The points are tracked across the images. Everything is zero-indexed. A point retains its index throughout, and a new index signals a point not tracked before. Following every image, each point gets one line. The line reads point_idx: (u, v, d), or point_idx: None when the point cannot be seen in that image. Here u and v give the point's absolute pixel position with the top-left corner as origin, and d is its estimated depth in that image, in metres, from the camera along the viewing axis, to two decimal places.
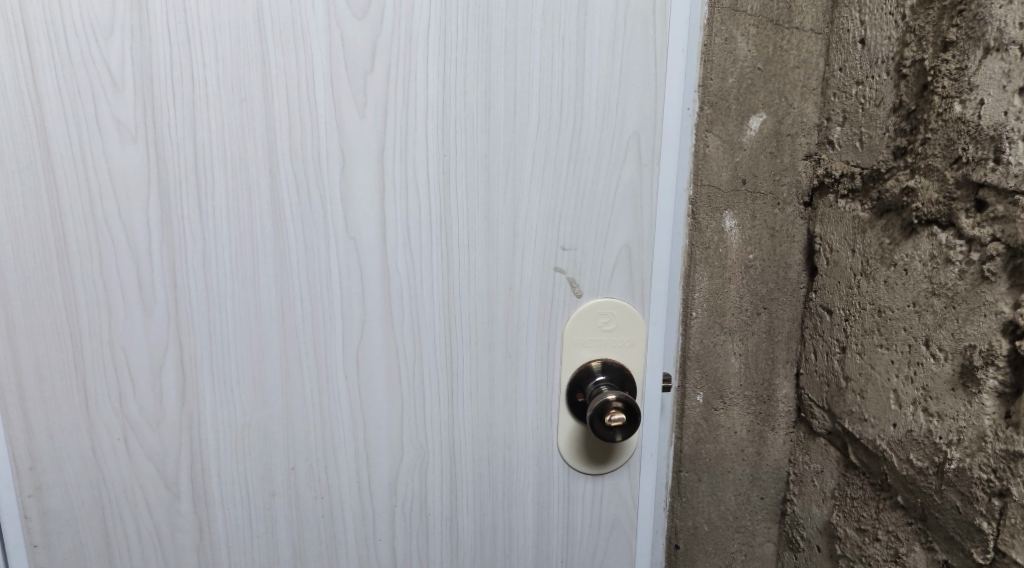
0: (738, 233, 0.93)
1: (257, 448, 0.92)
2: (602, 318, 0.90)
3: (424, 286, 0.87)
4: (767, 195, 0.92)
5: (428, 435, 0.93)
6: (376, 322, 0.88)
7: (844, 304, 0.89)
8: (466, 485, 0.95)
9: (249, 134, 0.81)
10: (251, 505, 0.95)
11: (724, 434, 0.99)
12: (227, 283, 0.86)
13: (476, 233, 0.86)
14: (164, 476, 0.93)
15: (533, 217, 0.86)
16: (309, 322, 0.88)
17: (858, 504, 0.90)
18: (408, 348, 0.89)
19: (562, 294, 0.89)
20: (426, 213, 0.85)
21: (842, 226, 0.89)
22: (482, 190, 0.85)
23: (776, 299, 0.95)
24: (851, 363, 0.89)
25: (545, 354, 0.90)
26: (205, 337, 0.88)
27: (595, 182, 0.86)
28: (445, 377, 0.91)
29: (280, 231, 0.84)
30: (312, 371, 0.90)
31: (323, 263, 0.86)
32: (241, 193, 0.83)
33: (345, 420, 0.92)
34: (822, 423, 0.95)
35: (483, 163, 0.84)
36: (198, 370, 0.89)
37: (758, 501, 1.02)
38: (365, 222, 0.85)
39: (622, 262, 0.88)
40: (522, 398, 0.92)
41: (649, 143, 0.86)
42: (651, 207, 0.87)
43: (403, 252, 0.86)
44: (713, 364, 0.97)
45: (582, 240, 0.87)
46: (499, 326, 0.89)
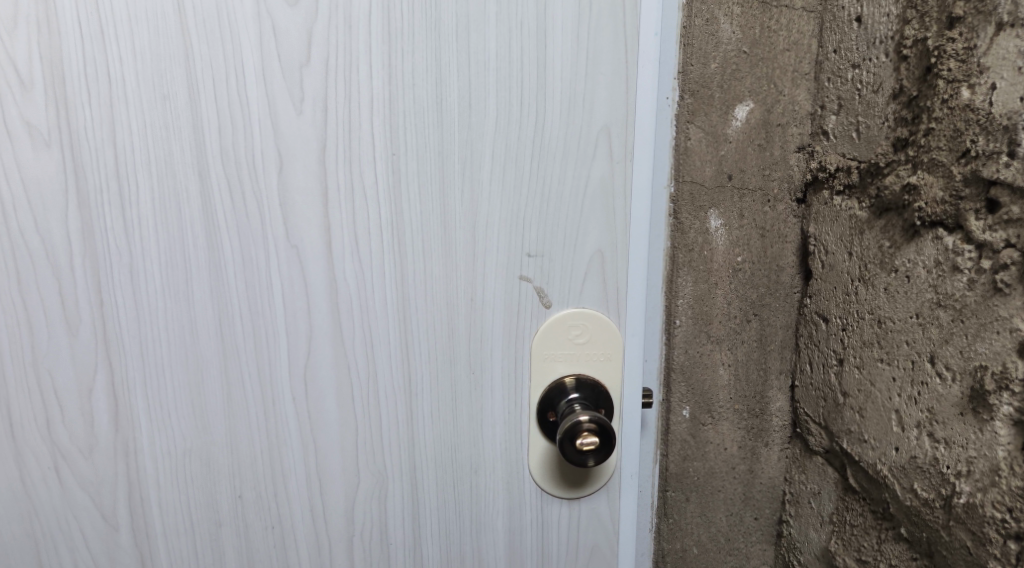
0: (725, 234, 0.84)
1: (200, 475, 0.85)
2: (573, 331, 0.82)
3: (375, 299, 0.79)
4: (756, 191, 0.84)
5: (387, 458, 0.85)
6: (324, 338, 0.80)
7: (840, 313, 0.81)
8: (429, 512, 0.87)
9: (173, 136, 0.74)
10: (195, 536, 0.87)
11: (713, 451, 0.92)
12: (159, 299, 0.79)
13: (432, 241, 0.78)
14: (100, 507, 0.86)
15: (494, 222, 0.78)
16: (251, 338, 0.80)
17: (858, 532, 0.82)
18: (361, 367, 0.82)
19: (529, 306, 0.80)
20: (374, 219, 0.77)
21: (839, 226, 0.81)
22: (437, 194, 0.76)
23: (768, 305, 0.87)
24: (849, 378, 0.80)
25: (512, 370, 0.82)
26: (137, 359, 0.81)
27: (561, 183, 0.77)
28: (403, 397, 0.83)
29: (213, 241, 0.77)
30: (256, 392, 0.82)
31: (262, 275, 0.78)
32: (169, 201, 0.76)
33: (295, 444, 0.84)
34: (818, 441, 0.87)
35: (437, 164, 0.76)
36: (131, 394, 0.82)
37: (751, 521, 0.94)
38: (309, 231, 0.77)
39: (594, 270, 0.80)
40: (489, 418, 0.84)
41: (619, 135, 0.77)
42: (624, 209, 0.79)
43: (352, 261, 0.78)
44: (700, 377, 0.89)
45: (549, 245, 0.79)
46: (461, 341, 0.81)
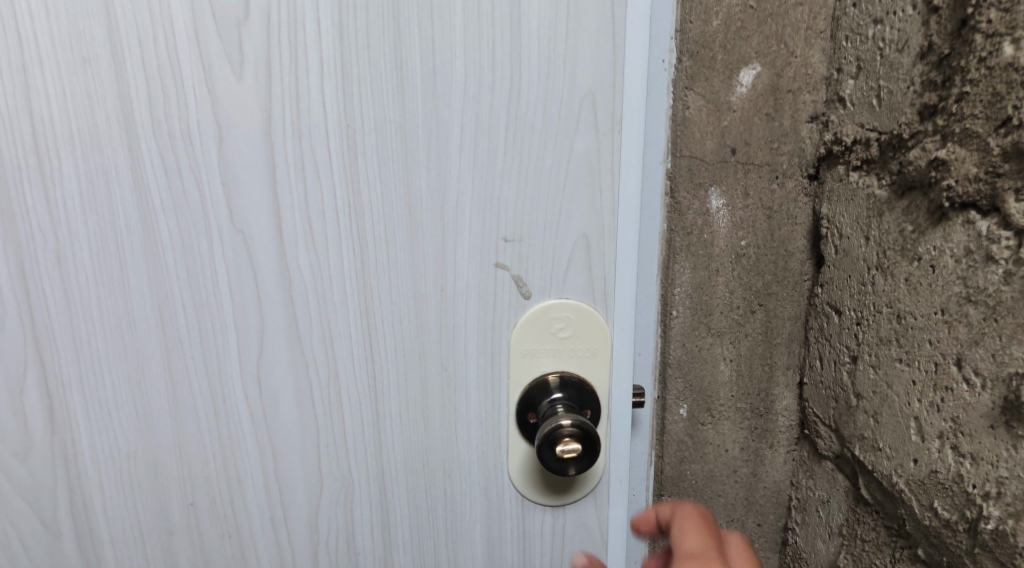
0: (728, 215, 0.75)
1: (148, 480, 0.76)
2: (556, 324, 0.73)
3: (334, 289, 0.71)
4: (763, 167, 0.75)
5: (352, 463, 0.76)
6: (277, 332, 0.72)
7: (854, 305, 0.72)
8: (400, 522, 0.78)
9: (98, 105, 0.66)
10: (146, 544, 0.78)
11: (713, 453, 0.83)
12: (91, 289, 0.70)
13: (395, 224, 0.69)
14: (39, 514, 0.77)
15: (466, 202, 0.69)
16: (196, 333, 0.72)
17: (870, 549, 0.74)
18: (320, 364, 0.73)
19: (504, 297, 0.72)
20: (328, 199, 0.68)
21: (854, 207, 0.72)
22: (399, 169, 0.68)
23: (774, 294, 0.78)
24: (863, 378, 0.72)
25: (488, 368, 0.74)
26: (72, 353, 0.72)
27: (540, 158, 0.69)
28: (369, 397, 0.74)
29: (147, 224, 0.69)
30: (204, 391, 0.74)
31: (204, 262, 0.70)
32: (96, 177, 0.67)
33: (250, 448, 0.76)
34: (828, 445, 0.78)
35: (398, 137, 0.67)
36: (67, 392, 0.73)
37: (754, 528, 0.86)
38: (257, 214, 0.69)
39: (578, 257, 0.72)
40: (464, 419, 0.75)
41: (606, 104, 0.68)
42: (612, 187, 0.70)
43: (304, 245, 0.69)
44: (698, 372, 0.80)
45: (528, 227, 0.70)
46: (430, 335, 0.72)
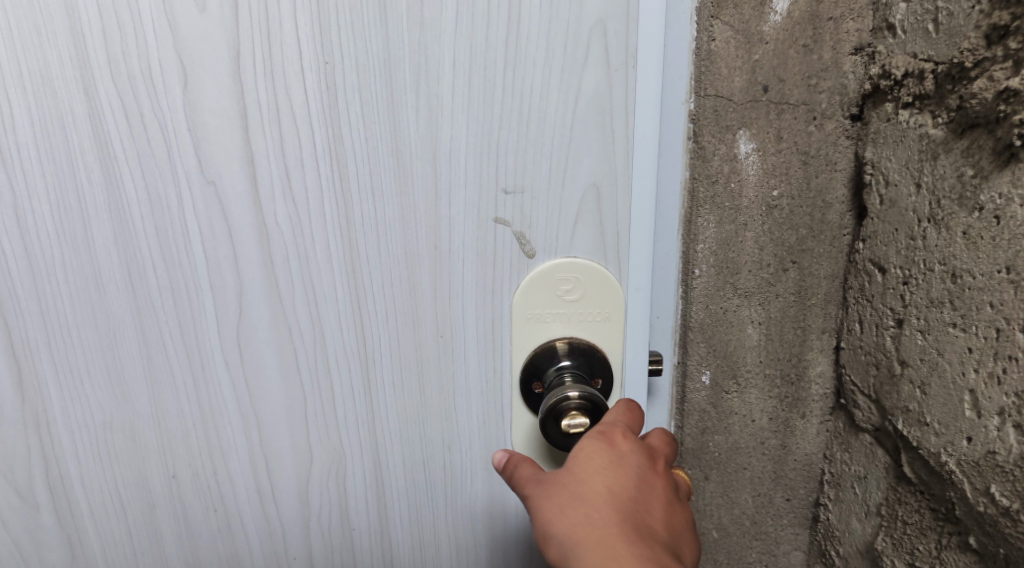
0: (758, 162, 0.67)
1: (127, 452, 0.71)
2: (562, 285, 0.66)
3: (315, 246, 0.65)
4: (799, 106, 0.66)
5: (343, 434, 0.70)
6: (257, 294, 0.66)
7: (901, 262, 0.64)
8: (397, 497, 0.73)
9: (49, 41, 0.60)
10: (128, 519, 0.73)
11: (738, 424, 0.76)
12: (53, 246, 0.64)
13: (382, 173, 0.63)
14: (15, 486, 0.71)
15: (460, 147, 0.62)
16: (169, 295, 0.66)
17: (913, 532, 0.67)
18: (305, 329, 0.67)
19: (505, 254, 0.65)
20: (306, 146, 0.62)
21: (904, 151, 0.63)
22: (385, 111, 0.61)
23: (809, 249, 0.70)
24: (909, 344, 0.64)
25: (488, 332, 0.67)
26: (37, 316, 0.66)
27: (543, 97, 0.61)
28: (360, 365, 0.68)
29: (110, 175, 0.63)
30: (182, 357, 0.68)
31: (174, 218, 0.64)
32: (51, 125, 0.62)
33: (233, 418, 0.70)
34: (867, 417, 0.71)
35: (383, 75, 0.61)
36: (36, 358, 0.68)
37: (782, 503, 0.80)
38: (229, 163, 0.62)
39: (588, 208, 0.64)
40: (462, 389, 0.69)
41: (619, 33, 0.61)
42: (625, 130, 0.62)
43: (283, 199, 0.63)
44: (723, 337, 0.72)
45: (531, 177, 0.63)
46: (424, 297, 0.66)
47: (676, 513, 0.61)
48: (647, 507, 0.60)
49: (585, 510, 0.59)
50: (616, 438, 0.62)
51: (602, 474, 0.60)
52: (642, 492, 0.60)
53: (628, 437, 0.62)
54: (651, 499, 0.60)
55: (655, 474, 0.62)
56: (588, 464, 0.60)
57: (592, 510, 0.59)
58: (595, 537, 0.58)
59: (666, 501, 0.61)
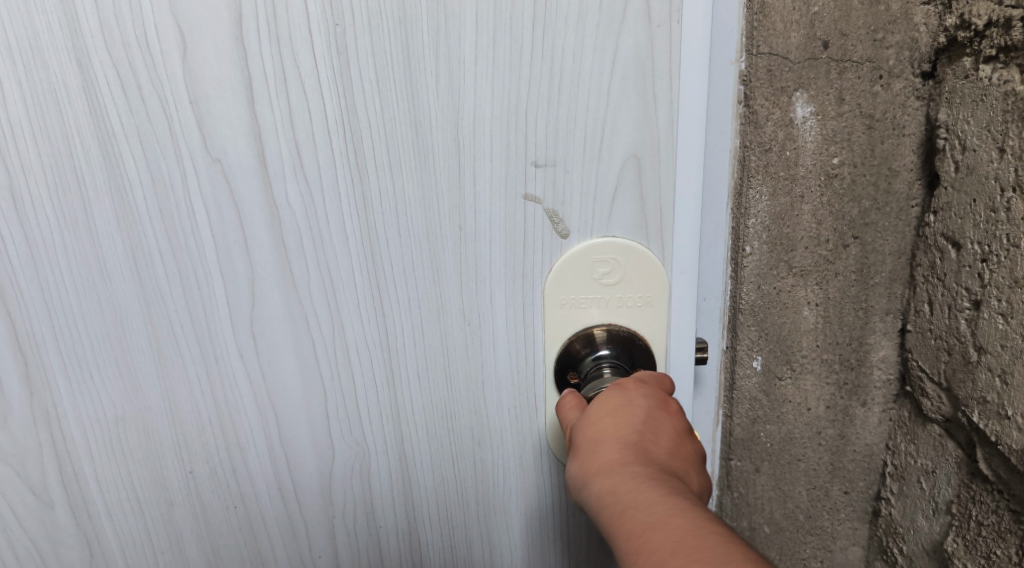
0: (816, 128, 0.61)
1: (139, 448, 0.66)
2: (600, 268, 0.62)
3: (331, 227, 0.61)
4: (862, 65, 0.60)
5: (365, 427, 0.66)
6: (270, 281, 0.62)
7: (979, 237, 0.58)
8: (425, 495, 0.68)
9: (37, 7, 0.56)
10: (145, 517, 0.69)
11: (792, 413, 0.70)
12: (51, 230, 0.60)
13: (400, 147, 0.59)
14: (27, 482, 0.67)
15: (487, 118, 0.58)
16: (177, 282, 0.62)
17: (989, 535, 0.61)
18: (322, 320, 0.63)
19: (538, 231, 0.61)
20: (317, 118, 0.58)
21: (985, 110, 0.56)
22: (401, 80, 0.58)
23: (872, 223, 0.64)
24: (989, 329, 0.58)
25: (519, 318, 0.63)
26: (41, 305, 0.62)
27: (577, 58, 0.57)
28: (381, 356, 0.64)
29: (109, 153, 0.59)
30: (194, 348, 0.64)
31: (178, 200, 0.60)
32: (44, 99, 0.58)
33: (251, 413, 0.66)
34: (936, 406, 0.65)
35: (398, 38, 0.57)
36: (41, 350, 0.63)
37: (839, 496, 0.74)
38: (233, 139, 0.59)
39: (629, 180, 0.60)
40: (492, 380, 0.65)
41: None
42: (667, 92, 0.58)
43: (295, 179, 0.59)
44: (777, 320, 0.66)
45: (563, 150, 0.59)
46: (450, 280, 0.62)
47: (685, 450, 0.58)
48: (654, 439, 0.57)
49: (592, 445, 0.57)
50: (627, 383, 0.59)
51: (611, 414, 0.57)
52: (649, 425, 0.57)
53: (639, 381, 0.60)
54: (659, 434, 0.57)
55: (667, 413, 0.58)
56: (600, 406, 0.58)
57: (597, 446, 0.56)
58: (598, 465, 0.56)
59: (676, 438, 0.58)
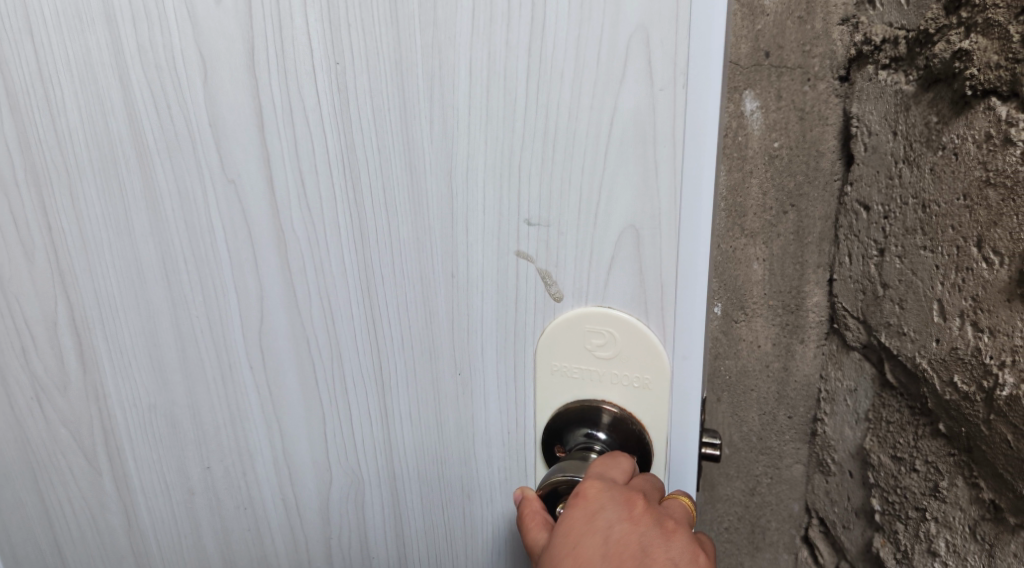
0: (761, 117, 0.80)
1: (168, 439, 0.78)
2: (596, 340, 0.62)
3: (330, 259, 0.67)
4: (795, 70, 0.79)
5: (360, 450, 0.73)
6: (276, 304, 0.70)
7: (883, 199, 0.76)
8: (415, 535, 0.75)
9: (88, 25, 0.64)
10: (172, 502, 0.81)
11: (746, 349, 0.90)
12: (104, 232, 0.71)
13: (395, 189, 0.63)
14: (83, 450, 0.81)
15: (481, 161, 0.60)
16: (198, 290, 0.71)
17: (895, 429, 0.76)
18: (322, 344, 0.70)
19: (532, 294, 0.62)
20: (320, 150, 0.64)
21: (883, 103, 0.75)
22: (396, 126, 0.61)
23: (806, 194, 0.82)
24: (891, 269, 0.74)
25: (511, 379, 0.65)
26: (93, 295, 0.73)
27: (574, 118, 0.57)
28: (374, 391, 0.70)
29: (148, 176, 0.68)
30: (212, 352, 0.73)
31: (202, 214, 0.68)
32: (95, 117, 0.67)
33: (258, 423, 0.75)
34: (856, 336, 0.82)
35: (395, 82, 0.61)
36: (92, 335, 0.75)
37: (785, 420, 0.93)
38: (248, 166, 0.66)
39: (626, 250, 0.59)
40: (482, 437, 0.68)
41: (663, 41, 0.55)
42: (671, 159, 0.56)
43: (298, 207, 0.66)
44: (732, 273, 0.86)
45: (557, 212, 0.60)
46: (441, 329, 0.66)
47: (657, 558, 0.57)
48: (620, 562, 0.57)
49: None
50: (586, 492, 0.58)
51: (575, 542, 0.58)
52: (613, 548, 0.57)
53: (600, 485, 0.59)
54: (625, 552, 0.57)
55: (631, 526, 0.58)
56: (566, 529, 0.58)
57: None
58: None
59: (644, 550, 0.57)
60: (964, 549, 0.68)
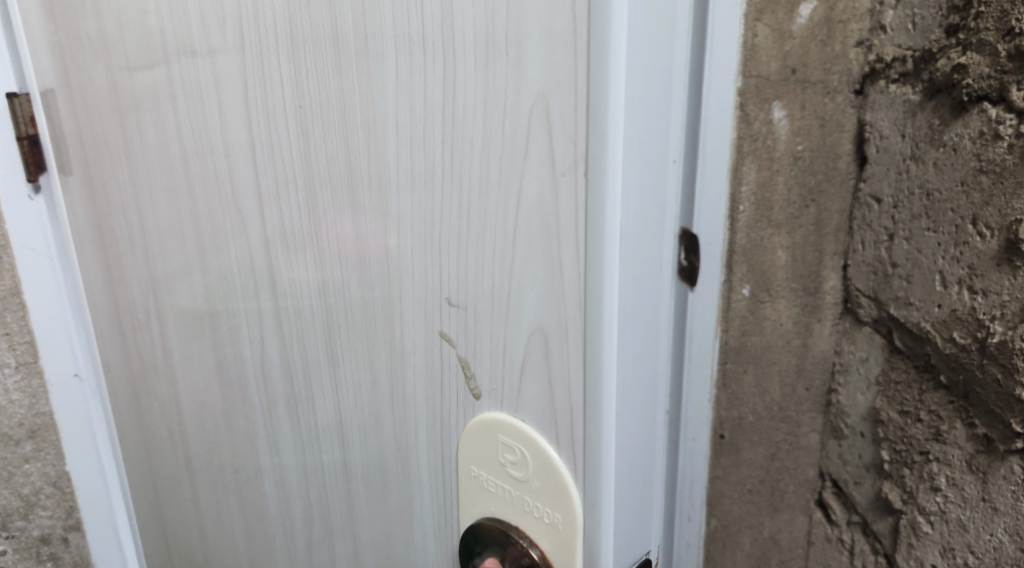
0: (788, 124, 0.94)
1: (201, 394, 1.26)
2: (508, 452, 0.95)
3: (304, 294, 1.08)
4: (817, 84, 0.94)
5: (324, 460, 1.15)
6: (269, 314, 1.13)
7: (892, 191, 0.90)
8: (364, 521, 1.14)
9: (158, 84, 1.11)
10: (215, 442, 1.28)
11: (770, 326, 1.02)
12: (170, 238, 1.20)
13: (360, 226, 0.99)
14: (140, 376, 1.33)
15: (405, 221, 0.95)
16: (173, 259, 1.21)
17: (902, 388, 0.91)
18: (273, 370, 1.16)
19: (452, 361, 0.96)
20: (299, 208, 1.04)
21: (893, 111, 0.90)
22: (346, 182, 0.98)
23: (825, 191, 0.98)
24: (897, 250, 0.90)
25: (438, 438, 1.01)
26: (163, 273, 1.23)
27: (486, 204, 0.88)
28: (332, 398, 1.10)
29: (218, 216, 1.13)
30: (217, 336, 1.20)
31: (206, 213, 1.14)
32: (205, 164, 1.11)
33: (257, 408, 1.20)
34: (868, 312, 0.95)
35: (343, 131, 0.96)
36: (155, 298, 1.25)
37: (803, 392, 1.06)
38: (247, 196, 1.08)
39: (537, 329, 0.89)
40: (416, 476, 1.06)
41: (561, 119, 0.82)
42: (573, 252, 0.84)
43: (280, 237, 1.07)
44: (760, 257, 0.98)
45: (467, 293, 0.92)
46: (383, 379, 1.03)
47: None
48: None
49: None
50: None
51: None
52: None
53: None
54: None
55: None
56: None
57: None
58: None
59: None
60: (963, 480, 0.85)
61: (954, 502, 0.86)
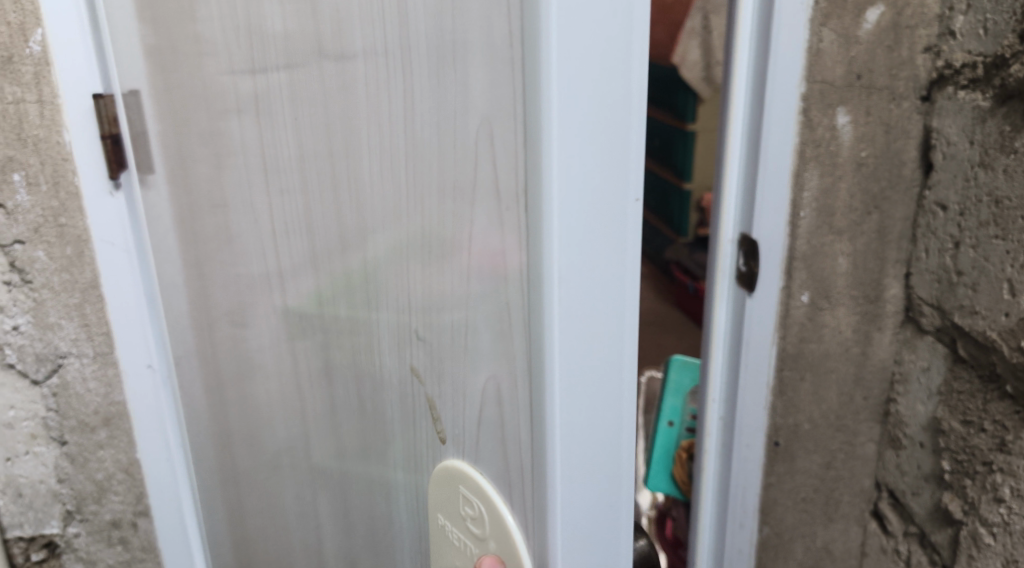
0: (852, 130, 0.94)
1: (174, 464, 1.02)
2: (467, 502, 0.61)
3: (257, 375, 0.88)
4: (882, 90, 0.93)
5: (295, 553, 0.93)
6: (229, 388, 0.92)
7: (959, 199, 0.90)
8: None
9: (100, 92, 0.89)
10: None
11: (829, 333, 1.03)
12: None
13: (312, 285, 0.74)
14: None
15: (379, 247, 0.63)
16: None
17: (965, 397, 0.91)
18: (236, 442, 0.94)
19: (425, 427, 0.64)
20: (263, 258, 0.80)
21: (961, 118, 0.89)
22: (299, 234, 0.73)
23: (889, 198, 0.97)
24: (964, 258, 0.89)
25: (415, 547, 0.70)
26: None
27: (444, 248, 0.56)
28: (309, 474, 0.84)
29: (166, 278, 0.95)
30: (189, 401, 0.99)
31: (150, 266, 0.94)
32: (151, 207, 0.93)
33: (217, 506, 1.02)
34: (930, 321, 0.96)
35: (289, 161, 0.71)
36: None
37: (861, 401, 1.06)
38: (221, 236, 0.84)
39: (487, 430, 0.57)
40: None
41: (504, 134, 0.50)
42: (523, 333, 0.52)
43: (233, 305, 0.87)
44: (820, 264, 0.99)
45: (433, 375, 0.61)
46: (372, 460, 0.73)
47: None
48: None
49: None
50: None
51: None
52: None
53: None
54: None
55: None
56: None
57: None
58: None
59: None
60: None
61: (1018, 513, 0.83)
